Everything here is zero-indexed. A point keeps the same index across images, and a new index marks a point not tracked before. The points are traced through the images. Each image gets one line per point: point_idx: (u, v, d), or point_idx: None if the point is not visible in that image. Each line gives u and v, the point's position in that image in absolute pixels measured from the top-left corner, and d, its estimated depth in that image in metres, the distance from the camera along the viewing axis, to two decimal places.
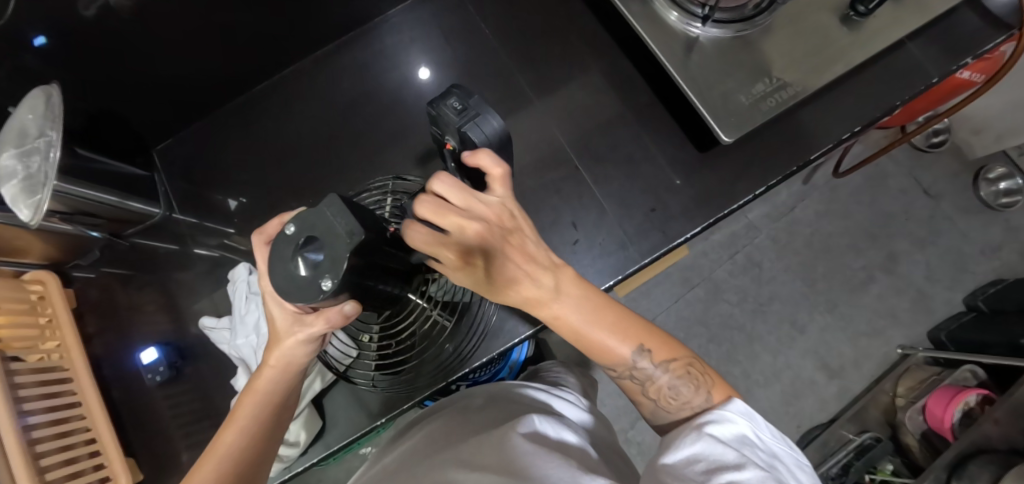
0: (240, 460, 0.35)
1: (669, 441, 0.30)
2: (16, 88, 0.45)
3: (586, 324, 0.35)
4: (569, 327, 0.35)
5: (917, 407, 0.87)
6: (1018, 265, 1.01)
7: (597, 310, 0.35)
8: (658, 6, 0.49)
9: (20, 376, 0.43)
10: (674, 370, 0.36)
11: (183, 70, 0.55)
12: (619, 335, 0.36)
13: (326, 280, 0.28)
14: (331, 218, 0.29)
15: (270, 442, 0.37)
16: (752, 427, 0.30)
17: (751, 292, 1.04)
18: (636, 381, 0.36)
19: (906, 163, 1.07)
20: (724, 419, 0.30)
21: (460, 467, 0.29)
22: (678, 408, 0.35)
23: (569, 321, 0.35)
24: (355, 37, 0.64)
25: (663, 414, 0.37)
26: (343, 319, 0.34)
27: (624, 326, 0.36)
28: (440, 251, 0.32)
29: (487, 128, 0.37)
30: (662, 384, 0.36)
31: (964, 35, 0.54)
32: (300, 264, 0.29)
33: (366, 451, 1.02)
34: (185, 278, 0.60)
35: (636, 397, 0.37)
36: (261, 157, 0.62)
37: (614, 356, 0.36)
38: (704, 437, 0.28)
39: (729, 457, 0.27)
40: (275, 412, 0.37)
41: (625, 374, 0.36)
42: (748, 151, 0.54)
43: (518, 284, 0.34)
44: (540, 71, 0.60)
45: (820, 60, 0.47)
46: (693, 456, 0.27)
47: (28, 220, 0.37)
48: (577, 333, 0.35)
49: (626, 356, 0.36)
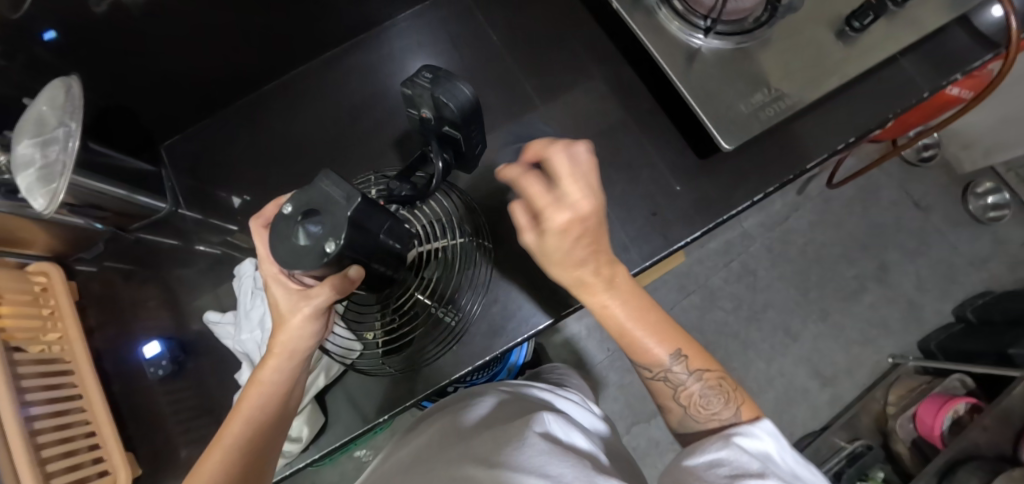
0: (249, 448, 0.35)
1: (695, 446, 0.31)
2: (31, 80, 0.46)
3: (628, 325, 0.35)
4: (613, 319, 0.35)
5: (908, 415, 0.89)
6: (1006, 278, 1.03)
7: (634, 316, 0.35)
8: (661, 17, 0.51)
9: (21, 365, 0.42)
10: (707, 380, 0.36)
11: (194, 66, 0.56)
12: (660, 339, 0.36)
13: (330, 242, 0.30)
14: (327, 190, 0.31)
15: (275, 432, 0.37)
16: (780, 448, 0.30)
17: (745, 299, 1.06)
18: (671, 384, 0.36)
19: (897, 176, 1.09)
20: (753, 434, 0.31)
21: (475, 461, 0.29)
22: (706, 418, 0.35)
23: (613, 319, 0.35)
24: (364, 40, 0.65)
25: (690, 423, 0.37)
26: (348, 283, 0.36)
27: (663, 328, 0.36)
28: (542, 212, 0.29)
29: (458, 94, 0.40)
30: (693, 391, 0.36)
31: (954, 53, 0.56)
32: (300, 235, 0.30)
33: (361, 454, 1.01)
34: (186, 274, 0.60)
35: (665, 402, 0.38)
36: (269, 155, 0.63)
37: (650, 356, 0.36)
38: (731, 445, 0.29)
39: (753, 466, 0.27)
40: (281, 403, 0.37)
41: (659, 376, 0.37)
42: (747, 159, 0.56)
43: (568, 270, 0.33)
44: (544, 77, 0.62)
45: (817, 73, 0.49)
46: (716, 460, 0.28)
47: (43, 209, 0.37)
48: (618, 330, 0.36)
49: (664, 357, 0.36)
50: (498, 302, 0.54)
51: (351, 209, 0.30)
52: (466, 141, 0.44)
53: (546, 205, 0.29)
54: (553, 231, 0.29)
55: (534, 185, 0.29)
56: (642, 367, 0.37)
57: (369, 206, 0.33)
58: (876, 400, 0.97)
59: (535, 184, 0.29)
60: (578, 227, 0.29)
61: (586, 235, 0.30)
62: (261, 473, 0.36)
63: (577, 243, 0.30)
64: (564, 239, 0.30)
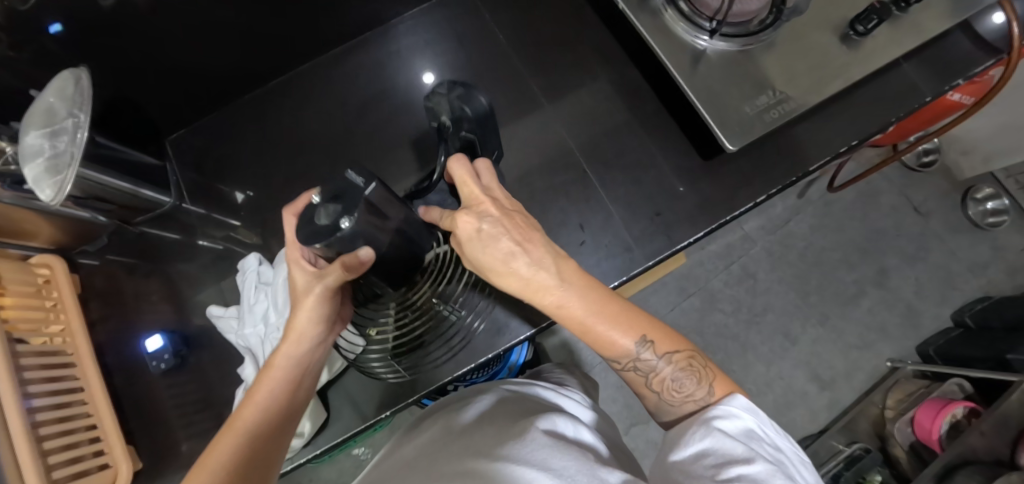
0: (260, 434, 0.35)
1: (678, 437, 0.30)
2: (40, 73, 0.46)
3: (587, 321, 0.34)
4: (574, 319, 0.34)
5: (906, 420, 0.90)
6: (1004, 283, 1.04)
7: (591, 310, 0.34)
8: (668, 18, 0.51)
9: (24, 357, 0.43)
10: (677, 362, 0.35)
11: (197, 59, 0.56)
12: (621, 329, 0.34)
13: (344, 219, 0.31)
14: (351, 177, 0.32)
15: (287, 423, 0.37)
16: (758, 422, 0.30)
17: (745, 302, 1.06)
18: (642, 372, 0.35)
19: (897, 181, 1.10)
20: (731, 414, 0.30)
21: (478, 455, 0.29)
22: (680, 401, 0.34)
23: (575, 319, 0.34)
24: (370, 37, 0.65)
25: (666, 408, 0.36)
26: (359, 265, 0.35)
27: (627, 317, 0.34)
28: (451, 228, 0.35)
29: (476, 102, 0.46)
30: (664, 374, 0.35)
31: (957, 59, 0.57)
32: (321, 214, 0.32)
33: (359, 452, 1.01)
34: (188, 269, 0.60)
35: (639, 390, 0.36)
36: (274, 150, 0.63)
37: (616, 348, 0.34)
38: (712, 432, 0.28)
39: (738, 450, 0.27)
40: (295, 390, 0.38)
41: (628, 367, 0.35)
42: (750, 161, 0.56)
43: (511, 281, 0.34)
44: (550, 77, 0.62)
45: (822, 76, 0.49)
46: (702, 451, 0.28)
47: (50, 200, 0.37)
48: (579, 328, 0.34)
49: (629, 347, 0.34)
50: (500, 300, 0.53)
51: (369, 191, 0.32)
52: (481, 146, 0.44)
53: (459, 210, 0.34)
54: (466, 236, 0.34)
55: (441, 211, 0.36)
56: (610, 360, 0.36)
57: (388, 188, 0.34)
58: (875, 404, 0.98)
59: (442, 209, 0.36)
60: (474, 221, 0.33)
61: (496, 226, 0.33)
62: (273, 464, 0.35)
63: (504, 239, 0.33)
64: (475, 241, 0.33)
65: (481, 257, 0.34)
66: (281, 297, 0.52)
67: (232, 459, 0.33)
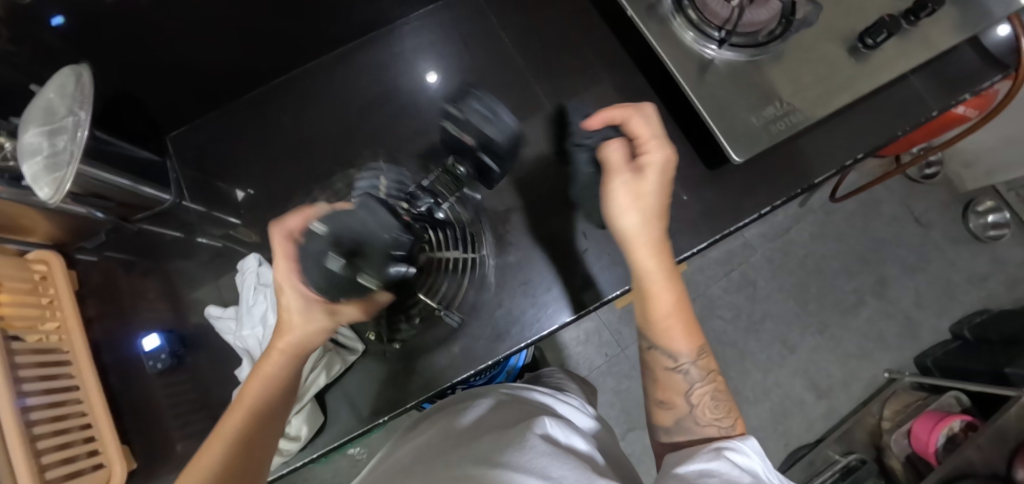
0: (246, 440, 0.35)
1: (684, 457, 0.30)
2: (39, 68, 0.46)
3: (670, 312, 0.38)
4: (665, 305, 0.37)
5: (903, 431, 0.91)
6: (1003, 296, 1.04)
7: (676, 304, 0.38)
8: (675, 25, 0.51)
9: (20, 356, 0.42)
10: (716, 383, 0.38)
11: (199, 56, 0.55)
12: (688, 333, 0.38)
13: (363, 276, 0.36)
14: (364, 218, 0.36)
15: (271, 428, 0.37)
16: (767, 467, 0.30)
17: (744, 309, 1.06)
18: (687, 378, 0.38)
19: (899, 192, 1.10)
20: (743, 450, 0.30)
21: (478, 460, 0.29)
22: (707, 422, 0.36)
23: (661, 300, 0.37)
24: (375, 38, 0.65)
25: (689, 424, 0.37)
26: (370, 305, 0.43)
27: (689, 327, 0.38)
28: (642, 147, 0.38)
29: (504, 120, 0.45)
30: (704, 391, 0.38)
31: (964, 73, 0.56)
32: (334, 261, 0.34)
33: (355, 452, 1.01)
34: (184, 266, 0.59)
35: (670, 395, 0.38)
36: (277, 148, 0.62)
37: (675, 345, 0.38)
38: (721, 458, 0.28)
39: (744, 479, 0.26)
40: (279, 394, 0.37)
41: (679, 368, 0.38)
42: (756, 171, 0.56)
43: (643, 221, 0.37)
44: (555, 81, 0.62)
45: (830, 89, 0.49)
46: (707, 470, 0.27)
47: (48, 198, 0.37)
48: (662, 312, 0.37)
49: (689, 349, 0.38)
50: (500, 307, 0.53)
51: (389, 238, 0.36)
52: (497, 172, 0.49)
53: (652, 136, 0.38)
54: (653, 162, 0.37)
55: (645, 119, 0.38)
56: (663, 354, 0.38)
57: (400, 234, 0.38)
58: (871, 414, 0.98)
59: (638, 119, 0.38)
60: (670, 162, 0.38)
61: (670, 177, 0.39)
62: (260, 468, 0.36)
63: (664, 182, 0.38)
64: (659, 173, 0.38)
65: (652, 182, 0.37)
66: None
67: (219, 467, 0.33)
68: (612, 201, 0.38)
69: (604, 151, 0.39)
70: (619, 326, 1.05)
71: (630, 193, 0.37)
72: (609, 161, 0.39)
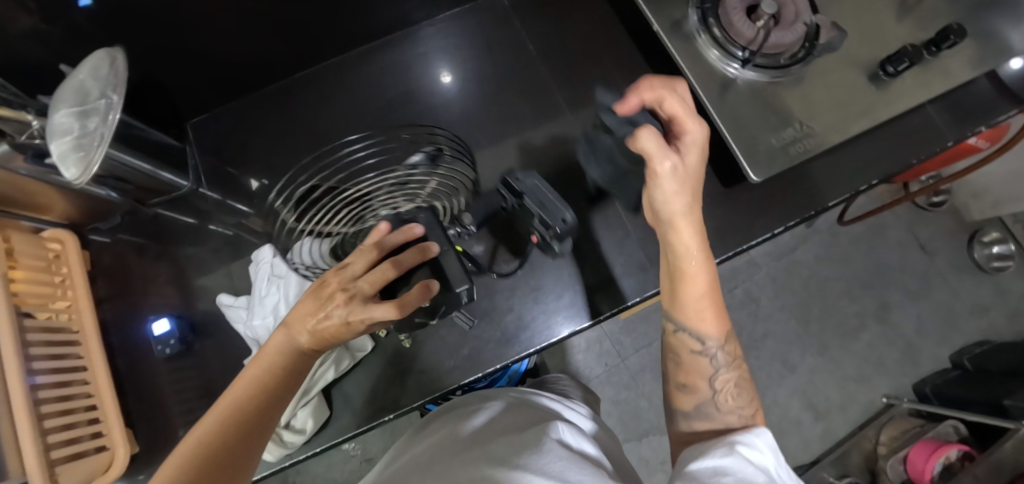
0: (240, 417, 0.33)
1: (698, 454, 0.30)
2: (66, 45, 0.46)
3: (702, 294, 0.38)
4: (699, 286, 0.38)
5: (899, 457, 0.92)
6: (1004, 328, 1.04)
7: (708, 288, 0.38)
8: (699, 43, 0.51)
9: (31, 333, 0.42)
10: (739, 372, 0.39)
11: (224, 45, 0.55)
12: (718, 318, 0.39)
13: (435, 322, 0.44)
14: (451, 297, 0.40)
15: (268, 411, 0.34)
16: (780, 462, 0.30)
17: (746, 326, 1.06)
18: (712, 362, 0.39)
19: (906, 218, 1.10)
20: (755, 445, 0.30)
21: (493, 462, 0.29)
22: (728, 410, 0.38)
23: (693, 282, 0.38)
24: (400, 37, 0.65)
25: (709, 409, 0.38)
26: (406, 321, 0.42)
27: (719, 311, 0.39)
28: (680, 126, 0.37)
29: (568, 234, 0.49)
30: (727, 378, 0.39)
31: (982, 105, 0.57)
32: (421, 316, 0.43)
33: (349, 448, 1.00)
34: (195, 253, 0.59)
35: (693, 380, 0.39)
36: (297, 141, 0.62)
37: (706, 329, 0.38)
38: (735, 454, 0.29)
39: (758, 477, 0.26)
40: (279, 379, 0.35)
41: (706, 351, 0.39)
42: (772, 191, 0.56)
43: (683, 202, 0.36)
44: (576, 89, 0.62)
45: (848, 115, 0.50)
46: (721, 468, 0.27)
47: (74, 179, 0.37)
48: (698, 290, 0.38)
49: (718, 335, 0.39)
50: (512, 313, 0.54)
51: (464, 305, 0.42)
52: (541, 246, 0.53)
53: (689, 114, 0.37)
54: (693, 143, 0.37)
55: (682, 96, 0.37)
56: (691, 337, 0.39)
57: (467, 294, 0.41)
58: (868, 439, 0.98)
59: (676, 99, 0.37)
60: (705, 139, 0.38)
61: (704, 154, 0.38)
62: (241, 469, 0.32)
63: (701, 157, 0.38)
64: (696, 153, 0.37)
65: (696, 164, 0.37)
66: (294, 291, 0.51)
67: (207, 437, 0.31)
68: (655, 186, 0.36)
69: (639, 136, 0.35)
70: (620, 336, 1.05)
71: (676, 180, 0.36)
72: (647, 151, 0.35)
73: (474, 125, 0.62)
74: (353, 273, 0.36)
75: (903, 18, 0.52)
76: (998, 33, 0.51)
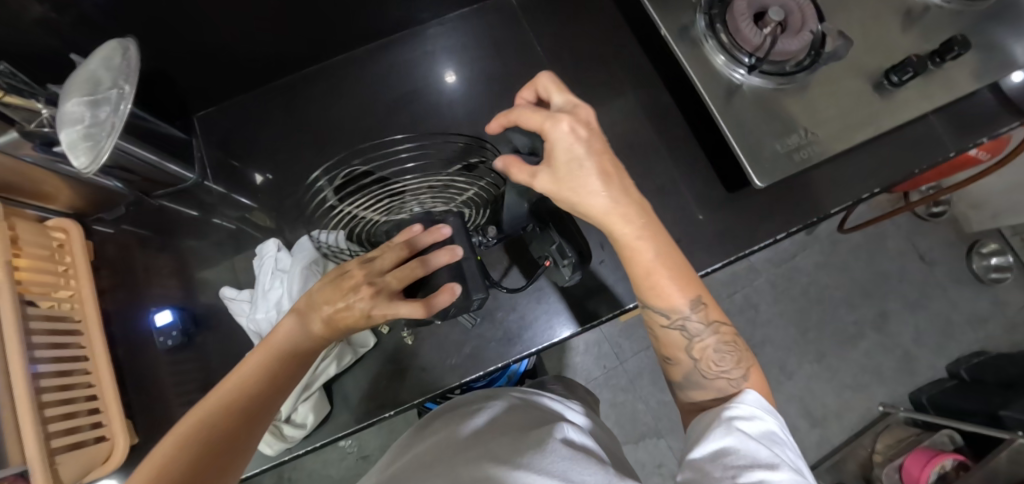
0: (245, 392, 0.34)
1: (697, 436, 0.31)
2: (77, 34, 0.46)
3: (651, 266, 0.37)
4: (644, 265, 0.37)
5: (894, 465, 0.93)
6: (1001, 339, 1.05)
7: (659, 257, 0.37)
8: (706, 48, 0.52)
9: (34, 322, 0.42)
10: (722, 334, 0.38)
11: (232, 39, 0.55)
12: (684, 286, 0.38)
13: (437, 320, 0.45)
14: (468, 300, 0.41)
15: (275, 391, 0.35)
16: (775, 423, 0.31)
17: (745, 332, 1.07)
18: (684, 334, 0.38)
19: (906, 228, 1.11)
20: (753, 415, 0.31)
21: (496, 461, 0.29)
22: (715, 375, 0.37)
23: (639, 258, 0.37)
24: (408, 35, 0.65)
25: (696, 378, 0.38)
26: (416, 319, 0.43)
27: (685, 278, 0.38)
28: (541, 131, 0.35)
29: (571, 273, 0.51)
30: (706, 344, 0.38)
31: (985, 116, 0.57)
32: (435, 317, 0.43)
33: (346, 445, 1.00)
34: (199, 245, 0.59)
35: (673, 353, 0.39)
36: (303, 136, 0.63)
37: (671, 302, 0.38)
38: (734, 431, 0.29)
39: (762, 455, 0.27)
40: (279, 363, 0.36)
41: (675, 324, 0.38)
42: (775, 196, 0.56)
43: (585, 199, 0.35)
44: (583, 91, 0.62)
45: (852, 123, 0.50)
46: (724, 451, 0.28)
47: (82, 168, 0.37)
48: (642, 268, 0.37)
49: (685, 302, 0.38)
50: (515, 311, 0.54)
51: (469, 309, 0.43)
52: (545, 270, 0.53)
53: (540, 120, 0.34)
54: (553, 144, 0.34)
55: (528, 108, 0.35)
56: (657, 312, 0.39)
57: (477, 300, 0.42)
58: (863, 447, 0.99)
59: (524, 110, 0.35)
60: (576, 127, 0.34)
61: (592, 139, 0.34)
62: (233, 464, 0.31)
63: (584, 148, 0.34)
64: (569, 146, 0.34)
65: (573, 164, 0.34)
66: (297, 286, 0.51)
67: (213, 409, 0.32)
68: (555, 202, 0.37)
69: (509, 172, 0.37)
70: (619, 339, 1.05)
71: (560, 189, 0.35)
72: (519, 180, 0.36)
73: (480, 125, 0.62)
74: (379, 268, 0.38)
75: (908, 27, 0.52)
76: (1002, 45, 0.51)
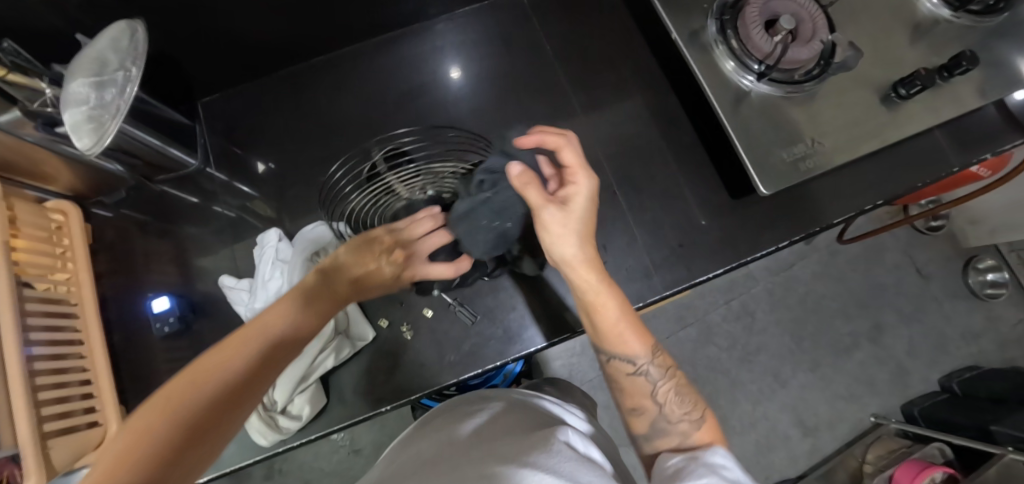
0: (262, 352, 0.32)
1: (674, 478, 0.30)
2: (82, 14, 0.46)
3: (617, 320, 0.39)
4: (606, 320, 0.39)
5: (883, 476, 0.93)
6: (993, 354, 1.06)
7: (621, 312, 0.39)
8: (716, 54, 0.52)
9: (29, 303, 0.42)
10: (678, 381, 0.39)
11: (240, 26, 0.55)
12: (640, 335, 0.39)
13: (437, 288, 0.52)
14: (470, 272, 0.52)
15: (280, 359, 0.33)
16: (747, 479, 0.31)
17: (740, 339, 1.07)
18: (648, 379, 0.39)
19: (904, 240, 1.11)
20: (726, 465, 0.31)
21: (501, 460, 0.29)
22: (677, 419, 0.37)
23: (603, 312, 0.39)
24: (417, 29, 0.65)
25: (660, 426, 0.37)
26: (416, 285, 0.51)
27: (642, 329, 0.39)
28: (571, 171, 0.38)
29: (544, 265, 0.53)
30: (666, 389, 0.38)
31: (989, 132, 0.58)
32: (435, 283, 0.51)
33: (337, 438, 1.00)
34: (199, 232, 0.59)
35: (637, 401, 0.39)
36: (308, 127, 0.62)
37: (630, 349, 0.39)
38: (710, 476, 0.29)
39: None
40: (275, 350, 0.33)
41: (639, 370, 0.39)
42: (778, 204, 0.56)
43: (576, 246, 0.38)
44: (590, 92, 0.62)
45: (858, 135, 0.50)
46: None
47: (85, 148, 0.37)
48: (607, 324, 0.39)
49: (643, 350, 0.39)
50: (516, 310, 0.54)
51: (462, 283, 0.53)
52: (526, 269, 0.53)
53: (579, 167, 0.38)
54: (579, 193, 0.38)
55: (575, 148, 0.38)
56: (623, 361, 0.39)
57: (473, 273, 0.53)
58: (854, 457, 0.99)
59: (571, 150, 0.38)
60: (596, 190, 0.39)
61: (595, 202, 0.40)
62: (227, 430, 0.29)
63: (591, 206, 0.39)
64: (584, 200, 0.38)
65: (582, 213, 0.38)
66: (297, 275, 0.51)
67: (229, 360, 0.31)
68: (546, 233, 0.39)
69: (527, 189, 0.37)
70: None
71: (564, 226, 0.38)
72: (534, 201, 0.37)
73: (486, 122, 0.62)
74: (408, 237, 0.44)
75: (917, 41, 0.52)
76: (1011, 62, 0.51)
